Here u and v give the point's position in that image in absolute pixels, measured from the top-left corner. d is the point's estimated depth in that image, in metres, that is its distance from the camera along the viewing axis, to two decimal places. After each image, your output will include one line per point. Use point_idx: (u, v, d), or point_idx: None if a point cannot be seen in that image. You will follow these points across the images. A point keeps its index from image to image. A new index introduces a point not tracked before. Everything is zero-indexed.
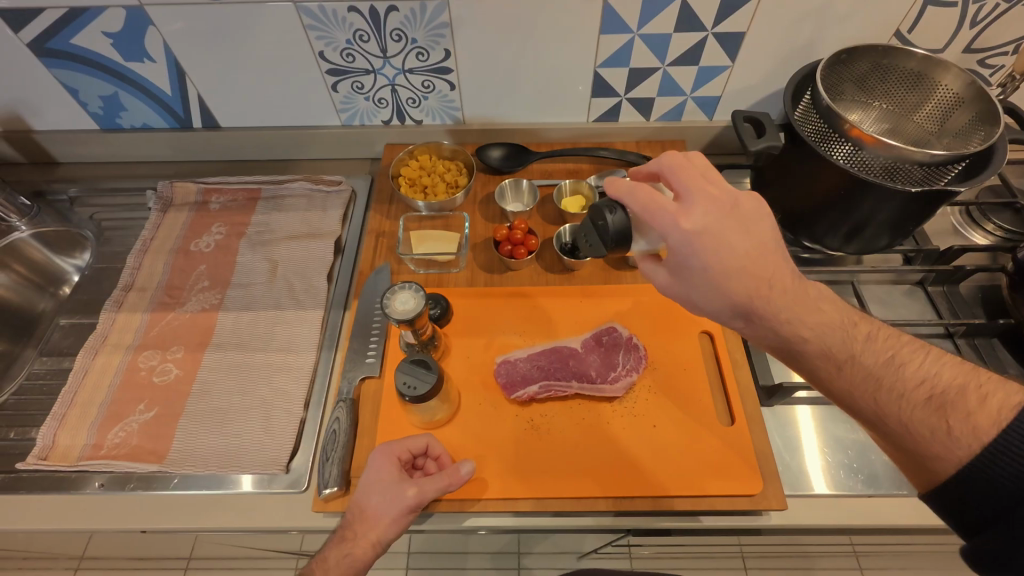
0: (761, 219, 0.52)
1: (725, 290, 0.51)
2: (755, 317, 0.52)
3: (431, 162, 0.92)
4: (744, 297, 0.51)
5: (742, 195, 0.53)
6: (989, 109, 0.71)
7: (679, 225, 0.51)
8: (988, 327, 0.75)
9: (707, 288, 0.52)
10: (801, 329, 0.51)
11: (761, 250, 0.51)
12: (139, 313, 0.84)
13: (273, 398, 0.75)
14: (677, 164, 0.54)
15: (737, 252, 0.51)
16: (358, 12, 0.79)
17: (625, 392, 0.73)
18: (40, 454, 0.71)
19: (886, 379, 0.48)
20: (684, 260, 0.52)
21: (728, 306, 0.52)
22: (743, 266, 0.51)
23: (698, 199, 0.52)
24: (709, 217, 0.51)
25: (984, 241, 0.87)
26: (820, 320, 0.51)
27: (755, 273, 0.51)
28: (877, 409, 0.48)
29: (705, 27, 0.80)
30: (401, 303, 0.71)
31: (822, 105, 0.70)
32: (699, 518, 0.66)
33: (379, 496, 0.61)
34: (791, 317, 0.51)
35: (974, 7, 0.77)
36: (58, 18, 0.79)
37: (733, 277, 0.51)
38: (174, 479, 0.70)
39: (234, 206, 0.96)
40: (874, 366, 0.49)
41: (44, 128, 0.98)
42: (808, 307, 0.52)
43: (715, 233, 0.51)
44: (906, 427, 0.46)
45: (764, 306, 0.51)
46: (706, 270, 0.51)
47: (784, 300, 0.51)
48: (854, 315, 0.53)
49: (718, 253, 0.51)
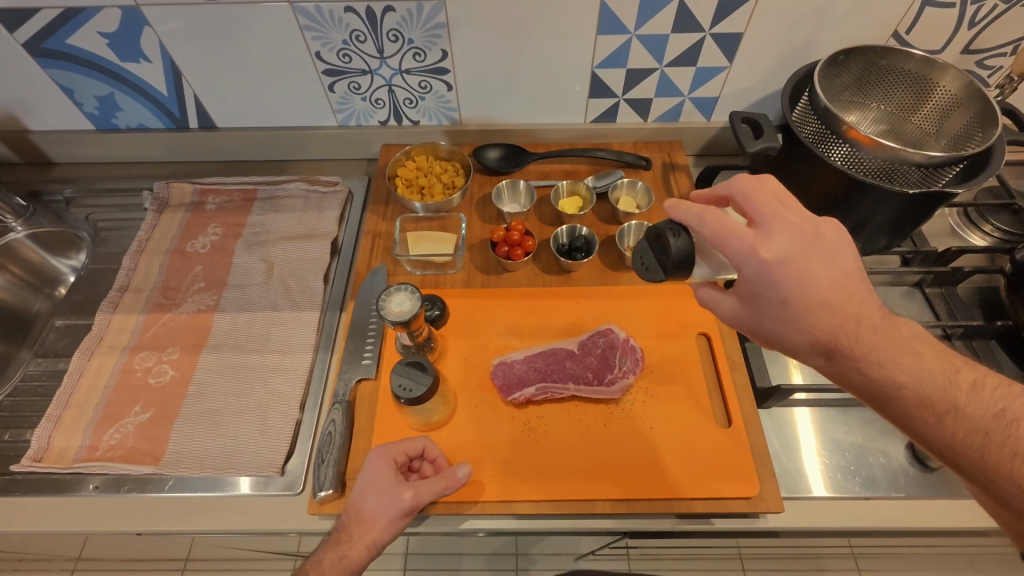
0: (843, 249, 0.49)
1: (805, 324, 0.49)
2: (839, 355, 0.49)
3: (428, 163, 0.92)
4: (826, 332, 0.48)
5: (821, 222, 0.50)
6: (987, 110, 0.71)
7: (758, 255, 0.48)
8: (986, 329, 0.75)
9: (784, 321, 0.50)
10: (897, 373, 0.48)
11: (845, 283, 0.48)
12: (135, 314, 0.84)
13: (270, 399, 0.75)
14: (751, 186, 0.51)
15: (820, 285, 0.48)
16: (354, 12, 0.78)
17: (622, 393, 0.73)
18: (35, 455, 0.71)
19: (996, 434, 0.46)
20: (759, 290, 0.50)
21: (809, 341, 0.50)
22: (825, 299, 0.48)
23: (778, 226, 0.49)
24: (790, 247, 0.48)
25: (982, 242, 0.87)
26: (918, 364, 0.48)
27: (840, 308, 0.48)
28: (983, 464, 0.46)
29: (702, 28, 0.80)
30: (397, 304, 0.71)
31: (819, 106, 0.70)
32: (712, 520, 0.66)
33: (376, 498, 0.61)
34: (886, 359, 0.48)
35: (973, 8, 0.77)
36: (53, 17, 0.79)
37: (814, 312, 0.48)
38: (170, 480, 0.70)
39: (230, 206, 0.95)
40: (982, 419, 0.47)
41: (39, 128, 0.97)
42: (905, 349, 0.49)
43: (797, 264, 0.48)
44: (1018, 486, 0.44)
45: (850, 345, 0.48)
46: (784, 302, 0.49)
47: (875, 338, 0.48)
48: (955, 359, 0.50)
49: (799, 285, 0.48)
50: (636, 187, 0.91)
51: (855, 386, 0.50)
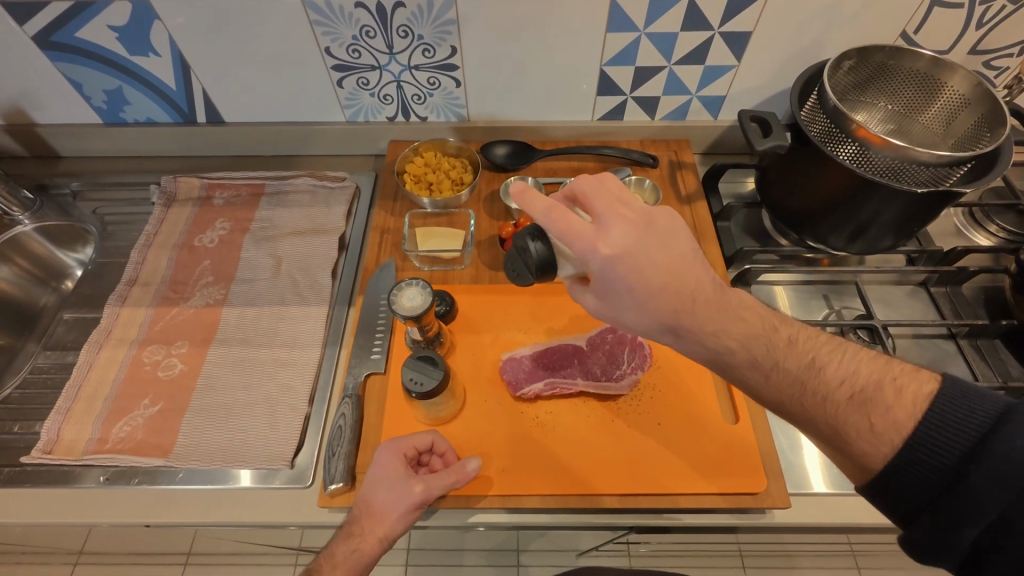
0: (676, 234, 0.52)
1: (653, 310, 0.51)
2: (683, 331, 0.52)
3: (436, 159, 0.92)
4: (669, 315, 0.51)
5: (654, 210, 0.52)
6: (996, 111, 0.71)
7: (600, 251, 0.49)
8: (991, 328, 0.76)
9: (634, 310, 0.52)
10: (727, 340, 0.52)
11: (682, 265, 0.51)
12: (143, 307, 0.84)
13: (278, 394, 0.75)
14: (588, 184, 0.51)
15: (658, 270, 0.50)
16: (364, 8, 0.79)
17: (630, 390, 0.73)
18: (45, 447, 0.71)
19: (812, 384, 0.50)
20: (608, 284, 0.51)
21: (657, 325, 0.52)
22: (665, 284, 0.50)
23: (615, 219, 0.50)
24: (628, 239, 0.49)
25: (987, 242, 0.87)
26: (744, 329, 0.52)
27: (676, 287, 0.51)
28: (804, 412, 0.50)
29: (712, 26, 0.80)
30: (409, 300, 0.71)
31: (829, 104, 0.70)
32: (677, 515, 0.66)
33: (386, 492, 0.61)
34: (718, 331, 0.52)
35: (980, 9, 0.78)
36: (64, 10, 0.79)
37: (657, 297, 0.50)
38: (179, 473, 0.70)
39: (238, 202, 0.96)
40: (798, 370, 0.51)
41: (47, 122, 0.97)
42: (731, 316, 0.52)
43: (637, 254, 0.49)
44: (833, 426, 0.48)
45: (690, 321, 0.51)
46: (631, 292, 0.51)
47: (708, 311, 0.52)
48: (774, 318, 0.54)
49: (641, 274, 0.50)
50: (644, 185, 0.91)
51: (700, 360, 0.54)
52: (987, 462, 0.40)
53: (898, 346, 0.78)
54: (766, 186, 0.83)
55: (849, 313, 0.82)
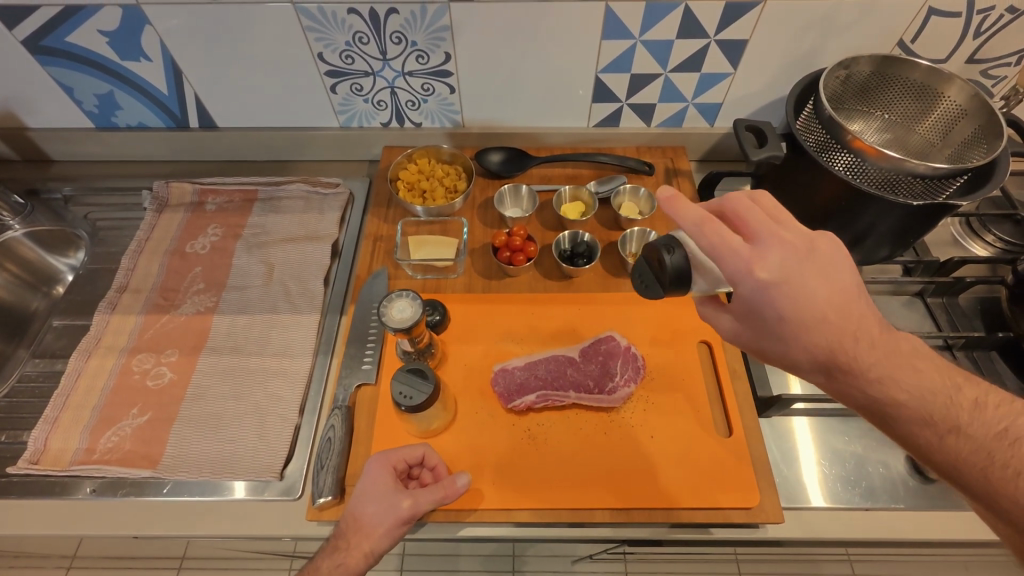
0: (841, 265, 0.48)
1: (803, 342, 0.48)
2: (837, 371, 0.48)
3: (430, 166, 0.92)
4: (825, 350, 0.47)
5: (816, 237, 0.49)
6: (992, 122, 0.71)
7: (754, 274, 0.47)
8: (987, 341, 0.75)
9: (783, 340, 0.49)
10: (896, 391, 0.48)
11: (843, 298, 0.47)
12: (133, 315, 0.83)
13: (268, 404, 0.74)
14: (743, 205, 0.50)
15: (817, 300, 0.47)
16: (357, 14, 0.78)
17: (623, 401, 0.73)
18: (31, 457, 0.70)
19: (999, 455, 0.46)
20: (757, 309, 0.49)
21: (808, 359, 0.49)
22: (823, 315, 0.47)
23: (774, 244, 0.48)
24: (786, 265, 0.47)
25: (984, 252, 0.87)
26: (918, 382, 0.48)
27: (836, 321, 0.47)
28: (986, 483, 0.45)
29: (708, 34, 0.79)
30: (398, 311, 0.70)
31: (824, 115, 0.70)
32: (710, 530, 0.66)
33: (374, 505, 0.60)
34: (883, 378, 0.47)
35: (978, 18, 0.77)
36: (54, 15, 0.78)
37: (812, 330, 0.47)
38: (167, 484, 0.70)
39: (230, 207, 0.95)
40: (984, 439, 0.46)
41: (38, 126, 0.96)
42: (903, 365, 0.48)
43: (795, 281, 0.47)
44: (1021, 505, 0.44)
45: (849, 361, 0.47)
46: (781, 321, 0.48)
47: (874, 356, 0.48)
48: (958, 377, 0.49)
49: (797, 303, 0.47)
50: (638, 194, 0.91)
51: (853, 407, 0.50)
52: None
53: None
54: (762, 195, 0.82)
55: None
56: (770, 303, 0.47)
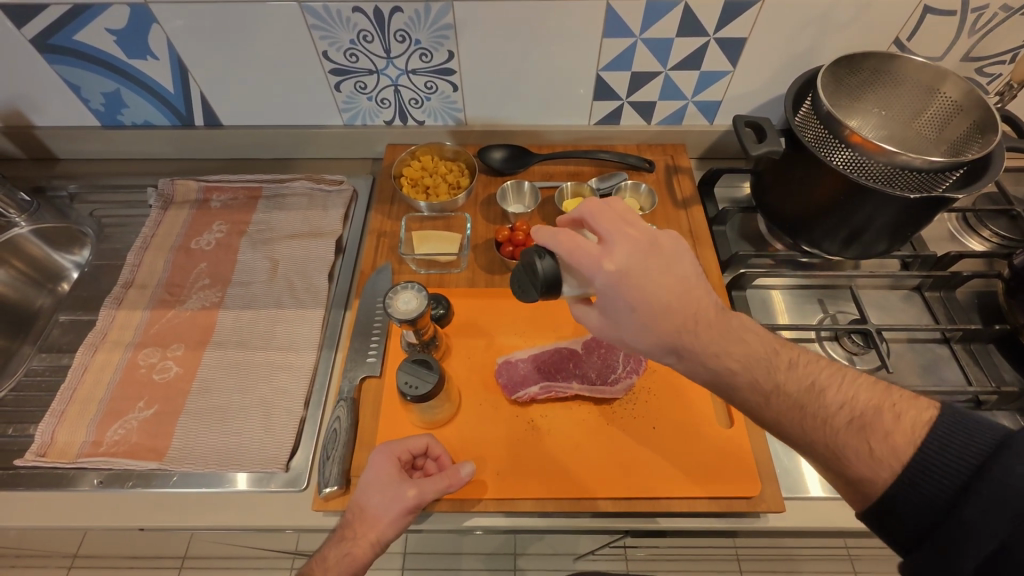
0: (679, 257, 0.54)
1: (655, 329, 0.53)
2: (685, 352, 0.53)
3: (433, 162, 0.93)
4: (671, 334, 0.52)
5: (659, 233, 0.55)
6: (987, 118, 0.72)
7: (603, 268, 0.52)
8: (985, 333, 0.76)
9: (636, 329, 0.53)
10: (728, 362, 0.52)
11: (683, 285, 0.53)
12: (139, 310, 0.84)
13: (274, 397, 0.75)
14: (596, 208, 0.55)
15: (659, 289, 0.52)
16: (362, 12, 0.79)
17: (625, 394, 0.73)
18: (39, 450, 0.71)
19: (811, 407, 0.49)
20: (611, 302, 0.53)
21: (657, 344, 0.53)
22: (666, 299, 0.52)
23: (620, 241, 0.53)
24: (632, 258, 0.52)
25: (981, 247, 0.88)
26: (745, 352, 0.52)
27: (679, 307, 0.52)
28: (804, 436, 0.49)
29: (708, 32, 0.81)
30: (404, 303, 0.71)
31: (823, 110, 0.71)
32: (657, 519, 0.67)
33: (379, 496, 0.61)
34: (718, 352, 0.52)
35: (974, 16, 0.78)
36: (63, 13, 0.79)
37: (659, 315, 0.52)
38: (174, 476, 0.70)
39: (235, 204, 0.96)
40: (798, 394, 0.50)
41: (45, 124, 0.97)
42: (731, 338, 0.53)
43: (638, 272, 0.52)
44: (832, 451, 0.48)
45: (692, 341, 0.52)
46: (632, 308, 0.52)
47: (709, 331, 0.52)
48: (776, 341, 0.54)
49: (643, 291, 0.52)
50: (639, 189, 0.92)
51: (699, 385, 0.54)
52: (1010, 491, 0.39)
53: (892, 351, 0.79)
54: (762, 190, 0.83)
55: (844, 318, 0.82)
56: (617, 293, 0.52)
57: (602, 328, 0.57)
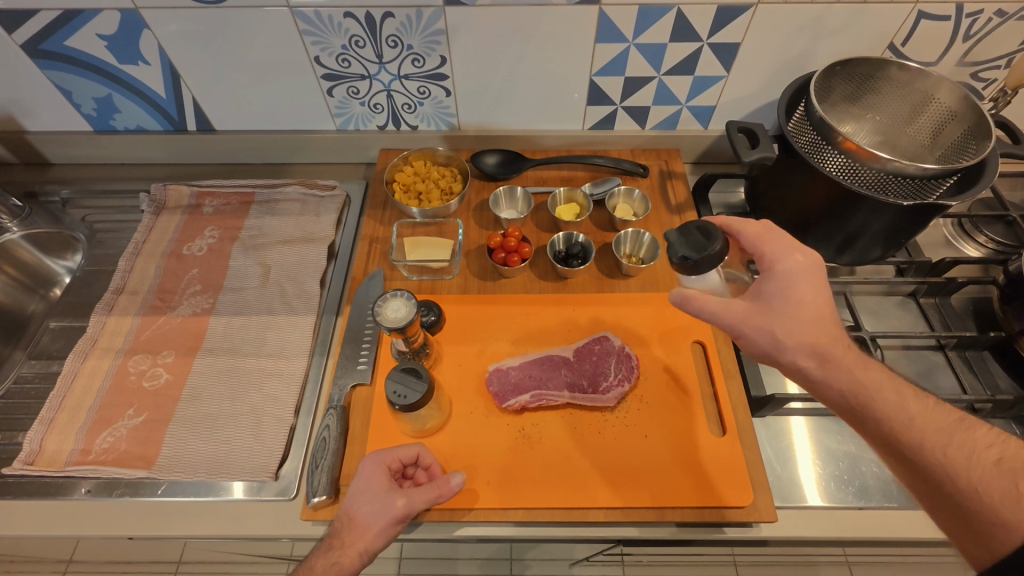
0: None
1: (809, 326, 0.56)
2: (829, 358, 0.55)
3: (426, 168, 0.93)
4: (824, 335, 0.56)
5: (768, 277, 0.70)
6: (981, 124, 0.71)
7: (794, 256, 0.58)
8: (981, 341, 0.75)
9: (794, 319, 0.56)
10: (871, 381, 0.54)
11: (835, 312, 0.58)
12: (130, 316, 0.84)
13: (264, 404, 0.75)
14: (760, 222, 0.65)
15: (822, 297, 0.57)
16: (353, 18, 0.79)
17: (617, 401, 0.73)
18: (26, 458, 0.71)
19: (955, 440, 0.50)
20: (782, 287, 0.57)
21: (807, 342, 0.56)
22: (817, 306, 0.57)
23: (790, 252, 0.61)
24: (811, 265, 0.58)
25: (976, 253, 0.87)
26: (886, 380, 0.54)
27: (832, 322, 0.56)
28: (943, 466, 0.49)
29: (700, 38, 0.80)
30: (393, 311, 0.70)
31: (815, 116, 0.71)
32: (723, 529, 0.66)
33: (368, 505, 0.60)
34: (860, 370, 0.55)
35: (968, 21, 0.78)
36: (53, 19, 0.79)
37: (821, 317, 0.56)
38: (162, 485, 0.70)
39: (227, 209, 0.95)
40: (941, 427, 0.51)
41: (37, 129, 0.97)
42: (876, 367, 0.55)
43: (816, 272, 0.58)
44: (973, 486, 0.47)
45: (840, 350, 0.56)
46: (792, 299, 0.57)
47: (853, 353, 0.56)
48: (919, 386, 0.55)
49: (814, 291, 0.57)
50: (632, 195, 0.92)
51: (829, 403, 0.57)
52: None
53: (887, 357, 0.78)
54: (755, 195, 0.83)
55: None
56: (796, 279, 0.57)
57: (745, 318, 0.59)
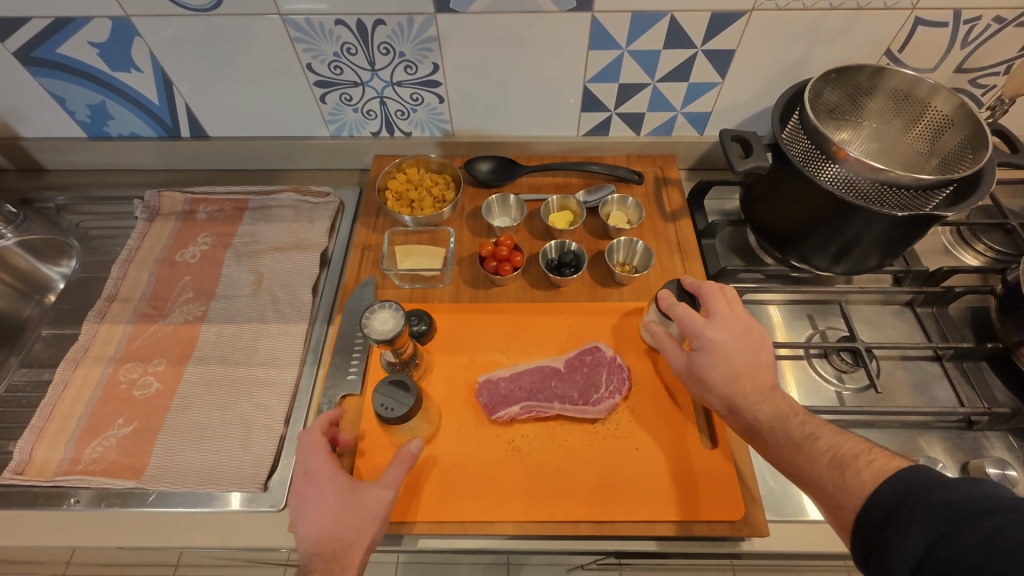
0: (760, 349, 0.65)
1: (726, 388, 0.63)
2: (737, 409, 0.63)
3: (419, 175, 0.92)
4: (733, 393, 0.63)
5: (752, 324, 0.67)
6: (978, 132, 0.70)
7: (706, 335, 0.65)
8: (978, 351, 0.74)
9: (711, 382, 0.64)
10: (759, 414, 0.61)
11: (758, 369, 0.64)
12: (122, 324, 0.83)
13: (254, 414, 0.74)
14: (711, 287, 0.69)
15: (736, 364, 0.64)
16: (345, 25, 0.78)
17: (608, 413, 0.72)
18: (16, 468, 0.70)
19: (806, 447, 0.57)
20: (702, 363, 0.65)
21: (720, 398, 0.64)
22: (743, 370, 0.64)
23: (722, 321, 0.66)
24: (726, 338, 0.65)
25: (975, 261, 0.86)
26: (773, 411, 0.61)
27: (748, 380, 0.63)
28: (799, 470, 0.56)
29: (694, 44, 0.79)
30: (380, 323, 0.70)
31: (809, 125, 0.70)
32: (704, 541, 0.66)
33: (356, 515, 0.59)
34: (758, 407, 0.61)
35: (966, 28, 0.77)
36: (44, 26, 0.79)
37: (733, 380, 0.63)
38: (151, 495, 0.69)
39: (221, 216, 0.95)
40: (797, 436, 0.58)
41: (31, 136, 0.97)
42: (765, 397, 0.62)
43: (726, 348, 0.64)
44: (817, 482, 0.54)
45: (743, 399, 0.62)
46: (716, 369, 0.64)
47: (752, 394, 0.62)
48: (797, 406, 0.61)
49: (726, 365, 0.64)
50: (626, 203, 0.91)
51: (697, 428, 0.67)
52: (954, 497, 0.44)
53: (883, 368, 0.77)
54: (751, 203, 0.82)
55: (834, 334, 0.80)
56: (710, 356, 0.64)
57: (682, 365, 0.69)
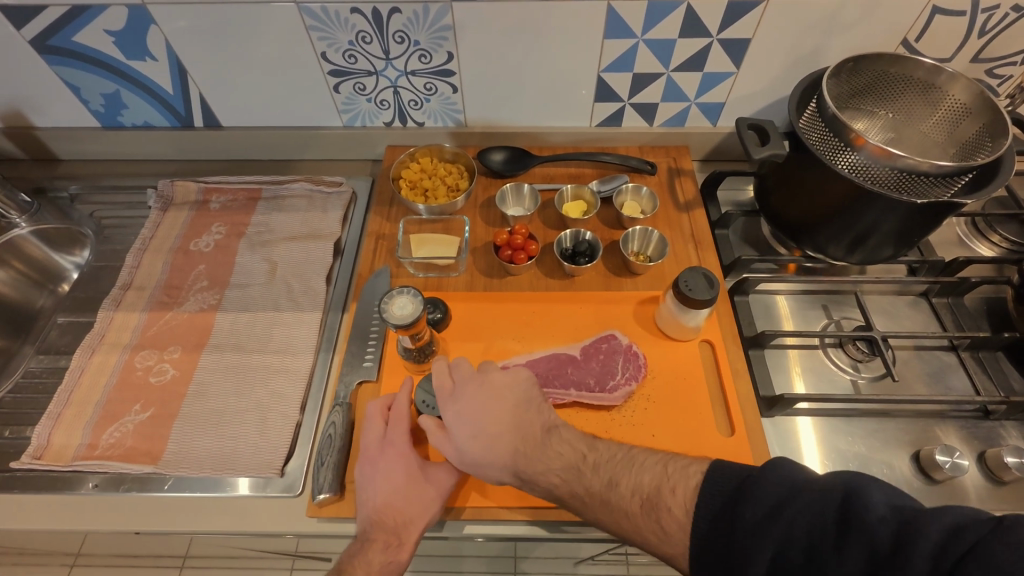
0: (514, 395, 0.65)
1: (489, 452, 0.61)
2: (521, 473, 0.60)
3: (432, 165, 0.92)
4: (505, 456, 0.61)
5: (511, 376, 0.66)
6: (996, 121, 0.70)
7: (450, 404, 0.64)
8: (993, 342, 0.74)
9: (475, 450, 0.61)
10: (544, 477, 0.60)
11: (518, 418, 0.63)
12: (137, 311, 0.84)
13: (269, 401, 0.75)
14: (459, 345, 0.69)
15: (479, 425, 0.62)
16: (360, 13, 0.78)
17: (623, 401, 0.72)
18: (34, 453, 0.71)
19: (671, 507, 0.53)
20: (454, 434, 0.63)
21: (494, 465, 0.61)
22: (490, 428, 0.62)
23: (465, 384, 0.65)
24: (471, 398, 0.64)
25: (990, 252, 0.86)
26: (561, 465, 0.60)
27: (508, 441, 0.61)
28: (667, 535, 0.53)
29: (710, 33, 0.79)
30: (399, 309, 0.70)
31: (827, 113, 0.69)
32: None
33: (415, 494, 0.63)
34: (541, 469, 0.60)
35: (984, 16, 0.77)
36: (60, 14, 0.79)
37: (491, 444, 0.61)
38: (169, 480, 0.70)
39: (234, 206, 0.95)
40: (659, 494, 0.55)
41: (45, 125, 0.98)
42: (547, 454, 0.60)
43: (459, 407, 0.63)
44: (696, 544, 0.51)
45: (524, 462, 0.60)
46: (480, 432, 0.62)
47: (519, 456, 0.60)
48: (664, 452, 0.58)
49: (471, 427, 0.62)
50: (640, 192, 0.91)
51: (541, 489, 0.60)
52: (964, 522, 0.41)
53: (898, 359, 0.77)
54: (765, 193, 0.82)
55: (848, 324, 0.80)
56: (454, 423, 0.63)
57: (484, 415, 0.63)
